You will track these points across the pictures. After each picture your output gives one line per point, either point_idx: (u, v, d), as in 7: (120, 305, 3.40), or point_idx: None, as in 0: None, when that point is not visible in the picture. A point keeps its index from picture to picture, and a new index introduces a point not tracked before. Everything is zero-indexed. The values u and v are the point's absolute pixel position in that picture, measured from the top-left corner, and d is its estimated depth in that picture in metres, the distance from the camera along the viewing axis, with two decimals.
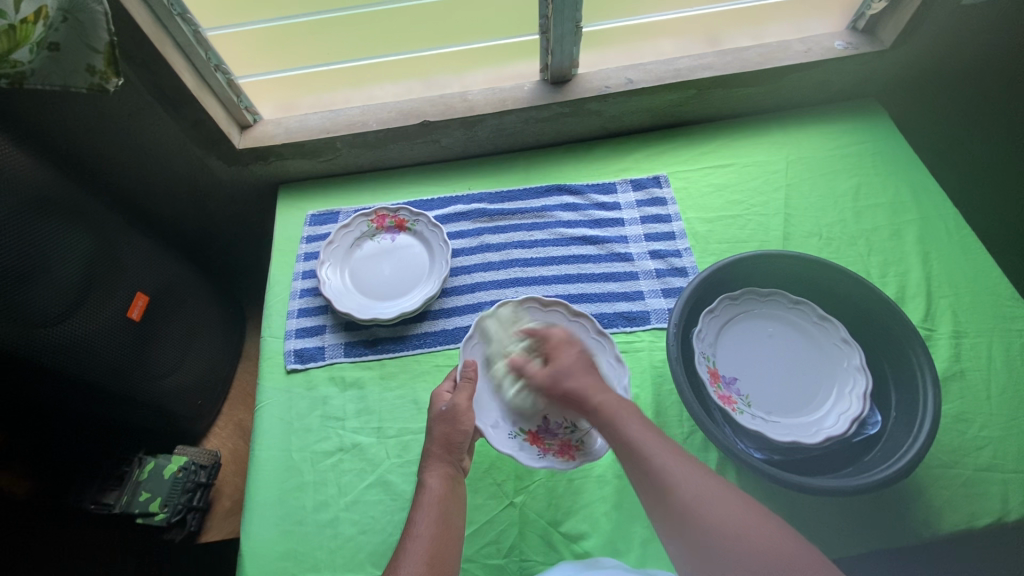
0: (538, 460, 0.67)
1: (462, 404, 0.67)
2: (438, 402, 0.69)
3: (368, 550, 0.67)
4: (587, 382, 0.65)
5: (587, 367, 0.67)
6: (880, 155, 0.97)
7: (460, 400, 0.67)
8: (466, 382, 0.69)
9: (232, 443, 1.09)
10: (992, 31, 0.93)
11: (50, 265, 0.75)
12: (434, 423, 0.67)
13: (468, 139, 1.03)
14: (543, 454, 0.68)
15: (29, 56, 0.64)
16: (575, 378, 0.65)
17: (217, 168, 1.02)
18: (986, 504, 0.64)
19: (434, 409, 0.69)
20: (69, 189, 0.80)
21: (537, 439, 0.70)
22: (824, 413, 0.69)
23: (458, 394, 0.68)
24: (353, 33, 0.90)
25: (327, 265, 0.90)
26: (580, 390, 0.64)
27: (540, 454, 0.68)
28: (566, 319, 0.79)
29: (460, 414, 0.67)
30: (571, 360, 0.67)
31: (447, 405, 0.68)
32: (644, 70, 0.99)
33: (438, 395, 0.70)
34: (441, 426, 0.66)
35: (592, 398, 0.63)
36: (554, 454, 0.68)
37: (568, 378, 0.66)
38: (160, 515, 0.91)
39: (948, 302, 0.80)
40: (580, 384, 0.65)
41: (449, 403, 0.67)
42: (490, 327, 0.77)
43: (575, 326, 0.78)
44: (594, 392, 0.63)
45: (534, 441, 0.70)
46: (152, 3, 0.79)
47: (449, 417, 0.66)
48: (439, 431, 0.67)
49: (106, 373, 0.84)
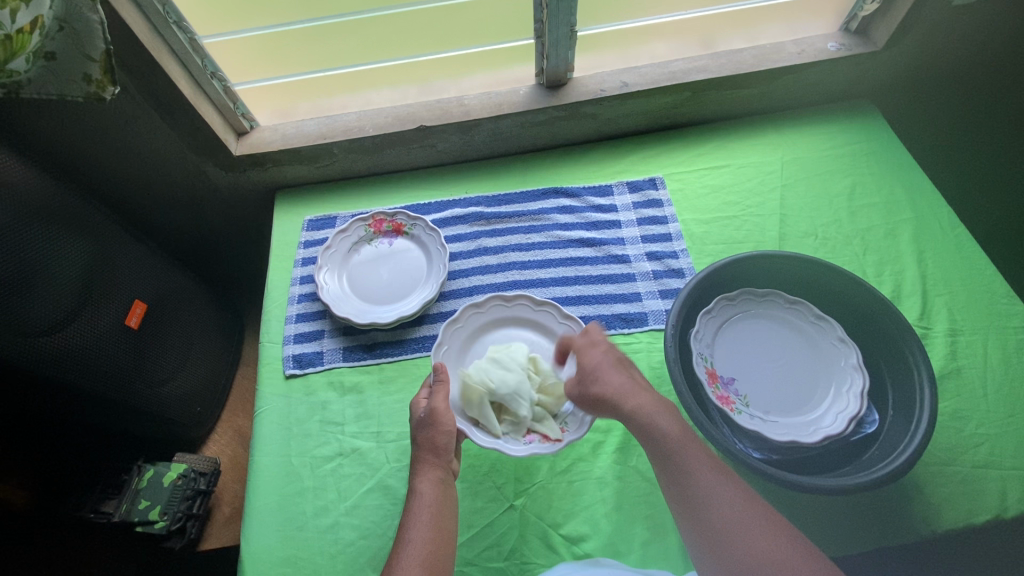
0: (525, 448, 0.68)
1: (440, 407, 0.67)
2: (417, 410, 0.69)
3: (368, 555, 0.67)
4: (619, 382, 0.64)
5: (614, 364, 0.66)
6: (873, 155, 0.97)
7: (437, 403, 0.68)
8: (440, 384, 0.69)
9: (231, 449, 1.08)
10: (985, 31, 0.94)
11: (47, 274, 0.75)
12: (415, 430, 0.67)
13: (465, 143, 1.03)
14: (529, 441, 0.69)
15: (25, 65, 0.62)
16: (602, 380, 0.65)
17: (215, 175, 1.02)
18: (985, 501, 0.65)
19: (414, 417, 0.69)
20: (66, 198, 0.80)
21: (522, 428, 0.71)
22: (821, 413, 0.69)
23: (434, 397, 0.68)
24: (348, 39, 0.91)
25: (325, 270, 0.90)
26: (615, 390, 0.63)
27: (525, 443, 0.69)
28: (532, 308, 0.80)
29: (439, 416, 0.67)
30: (597, 360, 0.67)
31: (425, 410, 0.68)
32: (639, 73, 1.00)
33: (415, 402, 0.70)
34: (422, 432, 0.66)
35: (625, 400, 0.62)
36: (539, 440, 0.69)
37: (597, 381, 0.65)
38: (160, 523, 0.91)
39: (944, 300, 0.80)
40: (614, 383, 0.64)
41: (427, 408, 0.67)
42: (456, 331, 0.79)
43: (542, 315, 0.80)
44: (628, 394, 0.63)
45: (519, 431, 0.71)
46: (148, 11, 0.79)
47: (430, 421, 0.67)
48: (421, 436, 0.67)
49: (104, 381, 0.83)
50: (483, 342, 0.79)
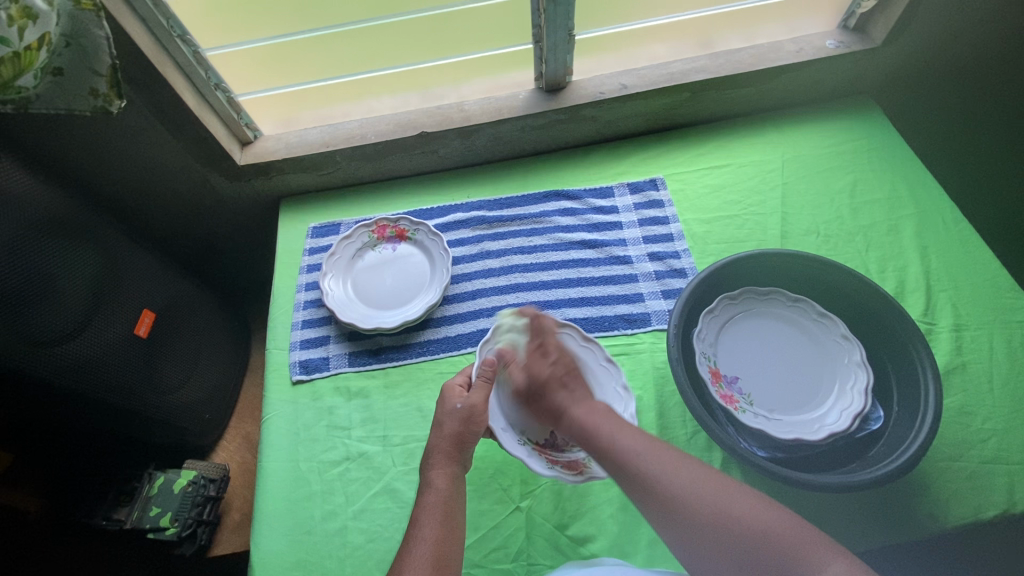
0: (548, 468, 0.67)
1: (479, 405, 0.67)
2: (454, 399, 0.68)
3: (376, 558, 0.68)
4: (605, 422, 0.62)
5: (560, 374, 0.68)
6: (873, 151, 0.97)
7: (477, 400, 0.68)
8: (484, 382, 0.69)
9: (240, 456, 1.10)
10: (985, 25, 0.94)
11: (58, 286, 0.76)
12: (444, 418, 0.67)
13: (466, 149, 1.04)
14: (551, 463, 0.68)
15: (33, 81, 0.63)
16: (597, 421, 0.62)
17: (220, 185, 1.03)
18: (993, 496, 0.64)
19: (448, 405, 0.68)
20: (73, 209, 0.81)
21: (545, 451, 0.70)
22: (825, 411, 0.69)
23: (475, 395, 0.68)
24: (347, 47, 0.92)
25: (329, 276, 0.91)
26: (558, 403, 0.66)
27: (549, 464, 0.68)
28: (577, 342, 0.78)
29: (476, 414, 0.67)
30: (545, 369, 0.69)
31: (462, 404, 0.67)
32: (638, 75, 1.00)
33: (452, 391, 0.69)
34: (452, 423, 0.66)
35: (567, 412, 0.65)
36: (562, 466, 0.68)
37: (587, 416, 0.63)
38: (171, 530, 0.92)
39: (947, 296, 0.80)
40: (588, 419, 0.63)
41: (467, 403, 0.67)
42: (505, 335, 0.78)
43: (585, 351, 0.78)
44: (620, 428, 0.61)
45: (541, 452, 0.70)
46: (153, 25, 0.81)
47: (464, 416, 0.67)
48: (451, 427, 0.66)
49: (114, 389, 0.85)
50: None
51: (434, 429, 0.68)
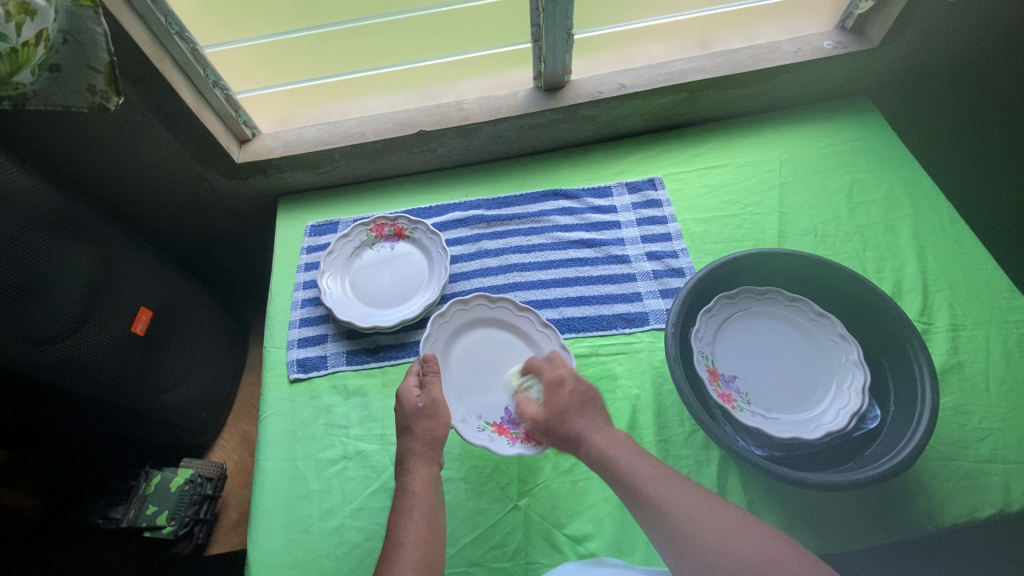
0: (511, 447, 0.70)
1: (439, 399, 0.69)
2: (413, 401, 0.69)
3: (374, 557, 0.68)
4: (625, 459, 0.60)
5: (580, 404, 0.66)
6: (870, 152, 0.98)
7: (436, 395, 0.69)
8: (432, 376, 0.71)
9: (237, 455, 1.09)
10: (982, 27, 0.94)
11: (52, 283, 0.76)
12: (413, 421, 0.67)
13: (465, 147, 1.04)
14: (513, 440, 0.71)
15: (30, 78, 0.62)
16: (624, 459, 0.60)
17: (218, 183, 1.03)
18: (989, 496, 0.65)
19: (409, 407, 0.68)
20: (70, 206, 0.81)
21: (504, 429, 0.72)
22: (823, 410, 0.69)
23: (432, 390, 0.69)
24: (345, 45, 0.92)
25: (327, 275, 0.91)
26: (577, 430, 0.64)
27: (510, 443, 0.70)
28: (514, 312, 0.82)
29: (439, 408, 0.68)
30: (564, 399, 0.66)
31: (424, 401, 0.68)
32: (636, 74, 1.01)
33: (409, 393, 0.70)
34: (423, 422, 0.67)
35: (585, 440, 0.63)
36: (523, 441, 0.71)
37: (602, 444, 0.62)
38: (168, 528, 0.93)
39: (944, 296, 0.80)
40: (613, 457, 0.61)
41: (428, 400, 0.68)
42: (443, 325, 0.80)
43: (523, 319, 0.81)
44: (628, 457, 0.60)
45: (502, 432, 0.72)
46: (150, 21, 0.80)
47: (431, 413, 0.68)
48: (421, 427, 0.67)
49: (108, 388, 0.84)
50: (464, 341, 0.80)
51: (403, 434, 0.68)
